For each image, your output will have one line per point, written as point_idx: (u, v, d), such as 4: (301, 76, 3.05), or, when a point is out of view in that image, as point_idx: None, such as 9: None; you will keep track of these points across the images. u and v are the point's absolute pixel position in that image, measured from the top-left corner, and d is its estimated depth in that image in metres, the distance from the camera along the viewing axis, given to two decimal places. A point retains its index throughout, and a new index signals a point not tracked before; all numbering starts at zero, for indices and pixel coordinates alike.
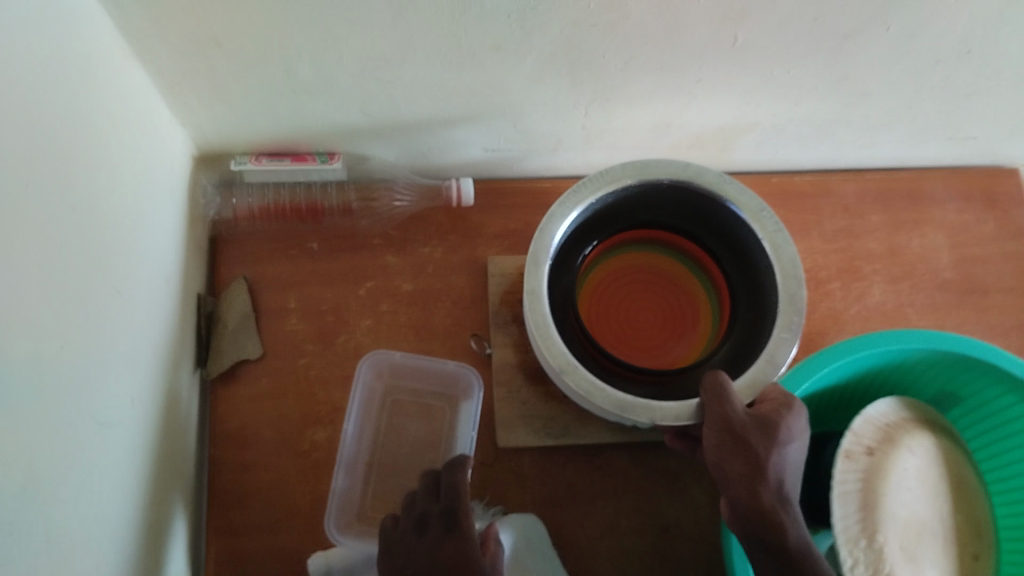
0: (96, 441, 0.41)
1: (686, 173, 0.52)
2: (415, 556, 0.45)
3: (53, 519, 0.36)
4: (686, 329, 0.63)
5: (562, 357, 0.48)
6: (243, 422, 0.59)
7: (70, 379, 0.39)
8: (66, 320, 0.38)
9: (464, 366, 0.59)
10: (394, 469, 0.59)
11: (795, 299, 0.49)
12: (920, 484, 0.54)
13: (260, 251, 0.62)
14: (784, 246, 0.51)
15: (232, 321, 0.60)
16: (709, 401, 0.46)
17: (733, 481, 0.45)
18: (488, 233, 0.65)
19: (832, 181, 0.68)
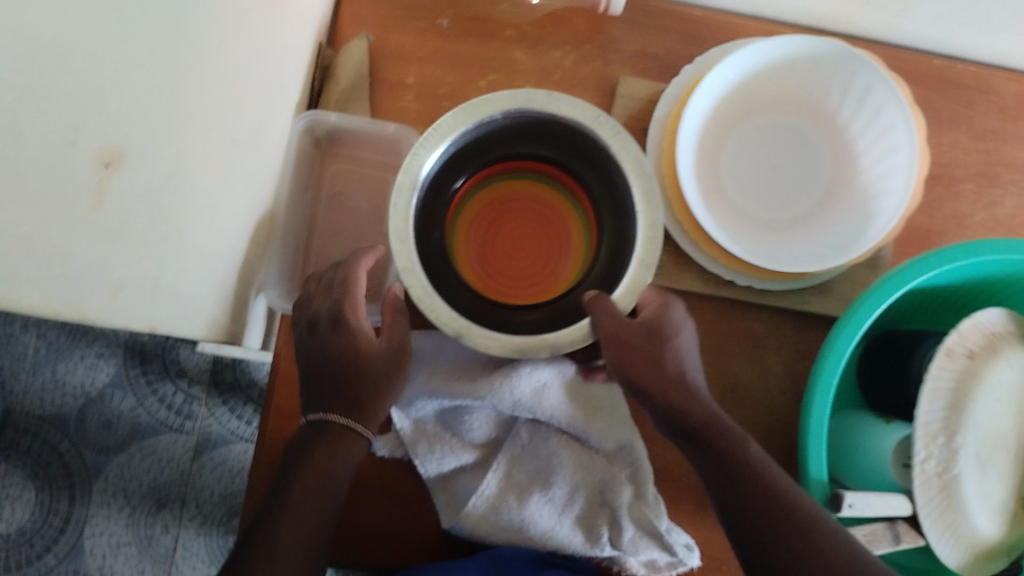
0: (197, 155, 0.40)
1: (518, 103, 0.52)
2: (317, 357, 0.48)
3: (158, 223, 0.38)
4: (564, 246, 0.58)
5: (453, 319, 0.48)
6: (340, 189, 0.58)
7: (175, 73, 0.36)
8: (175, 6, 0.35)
9: (406, 129, 0.56)
10: (338, 235, 0.57)
11: (883, 177, 0.53)
12: (1011, 400, 0.52)
13: (387, 16, 0.59)
14: (628, 147, 0.51)
15: (346, 80, 0.58)
16: (606, 325, 0.44)
17: (642, 389, 0.47)
18: (626, 51, 0.60)
19: (995, 78, 0.61)
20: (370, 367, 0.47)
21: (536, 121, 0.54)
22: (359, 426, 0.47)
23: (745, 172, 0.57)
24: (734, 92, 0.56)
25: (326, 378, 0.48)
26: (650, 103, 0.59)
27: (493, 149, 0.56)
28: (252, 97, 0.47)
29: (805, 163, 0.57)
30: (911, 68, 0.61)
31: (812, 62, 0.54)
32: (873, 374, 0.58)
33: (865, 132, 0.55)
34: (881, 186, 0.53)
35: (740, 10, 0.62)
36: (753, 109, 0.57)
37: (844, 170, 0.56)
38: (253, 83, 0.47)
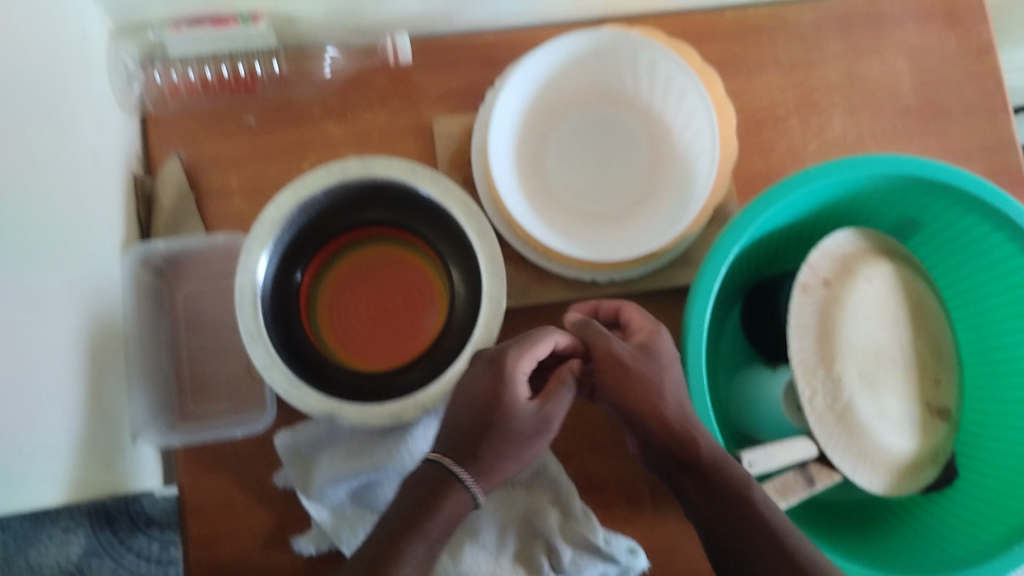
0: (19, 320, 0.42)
1: (333, 177, 0.53)
2: (469, 392, 0.46)
3: None
4: (422, 292, 0.59)
5: (324, 403, 0.51)
6: (197, 308, 0.59)
7: None
8: None
9: (234, 237, 0.58)
10: (204, 353, 0.58)
11: (694, 140, 0.56)
12: (879, 312, 0.53)
13: (194, 130, 0.59)
14: (451, 189, 0.54)
15: (168, 202, 0.58)
16: (594, 340, 0.47)
17: (638, 413, 0.45)
18: (432, 93, 0.61)
19: (788, 10, 0.62)
20: (513, 418, 0.44)
21: (355, 187, 0.55)
22: (467, 477, 0.43)
23: (570, 176, 0.59)
24: (533, 106, 0.58)
25: (457, 424, 0.45)
26: (468, 135, 0.60)
27: (323, 226, 0.57)
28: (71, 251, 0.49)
29: (625, 150, 0.59)
30: (706, 27, 0.62)
31: (592, 56, 0.56)
32: (755, 322, 0.58)
33: (667, 100, 0.57)
34: (696, 147, 0.56)
35: (530, 21, 0.63)
36: (557, 116, 0.59)
37: (665, 144, 0.59)
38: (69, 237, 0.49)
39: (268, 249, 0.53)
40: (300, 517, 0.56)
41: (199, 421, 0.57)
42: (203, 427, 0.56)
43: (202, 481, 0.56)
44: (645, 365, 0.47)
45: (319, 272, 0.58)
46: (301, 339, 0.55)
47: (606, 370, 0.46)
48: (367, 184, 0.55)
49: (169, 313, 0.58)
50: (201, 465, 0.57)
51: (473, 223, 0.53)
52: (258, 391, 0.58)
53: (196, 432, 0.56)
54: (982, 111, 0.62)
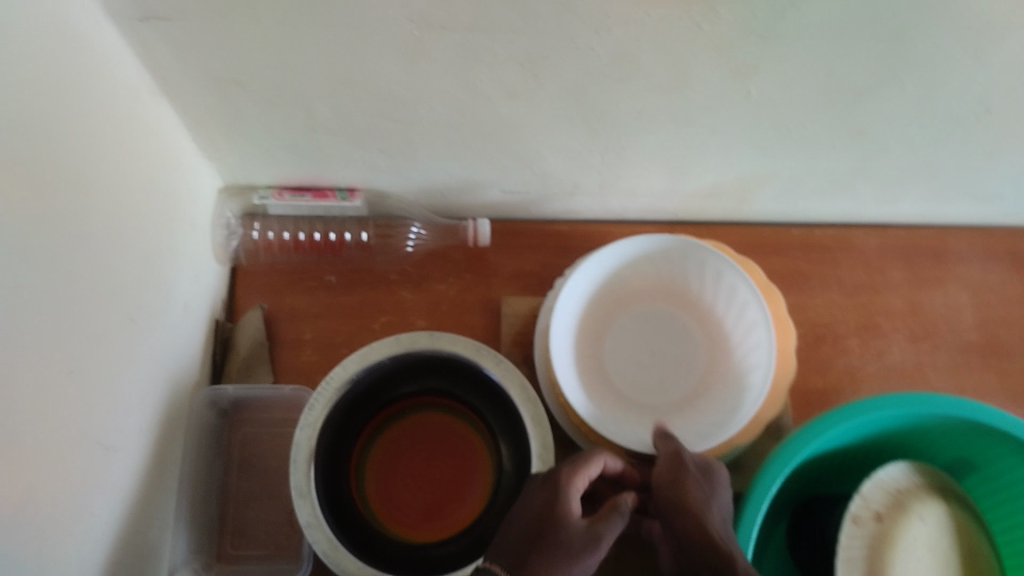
0: (104, 463, 0.45)
1: (402, 346, 0.56)
2: (523, 511, 0.44)
3: (78, 533, 0.42)
4: (470, 467, 0.59)
5: (359, 567, 0.51)
6: (252, 451, 0.60)
7: (83, 402, 0.42)
8: (75, 346, 0.41)
9: (300, 389, 0.59)
10: (250, 499, 0.59)
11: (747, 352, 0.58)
12: (929, 554, 0.52)
13: (279, 282, 0.64)
14: (510, 373, 0.56)
15: (244, 348, 0.61)
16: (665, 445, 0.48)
17: (682, 508, 0.42)
18: (504, 273, 0.64)
19: (854, 235, 0.65)
20: (564, 528, 0.42)
21: (420, 357, 0.58)
22: None
23: (621, 369, 0.60)
24: (593, 296, 0.61)
25: (513, 533, 0.43)
26: (533, 316, 0.63)
27: (383, 390, 0.59)
28: (157, 392, 0.52)
29: (677, 351, 0.61)
30: (772, 242, 0.64)
31: (661, 258, 0.59)
32: (800, 544, 0.57)
33: (728, 311, 0.59)
34: (751, 361, 0.57)
35: (604, 216, 0.66)
36: (615, 310, 0.62)
37: (718, 353, 0.60)
38: (157, 378, 0.52)
39: (330, 406, 0.55)
40: None
41: (233, 566, 0.57)
42: None
43: None
44: (703, 481, 0.46)
45: (369, 437, 0.60)
46: (345, 497, 0.56)
47: (666, 471, 0.45)
48: (432, 357, 0.58)
49: (225, 453, 0.60)
50: None
51: (529, 406, 0.55)
52: (295, 544, 0.58)
53: None
54: None
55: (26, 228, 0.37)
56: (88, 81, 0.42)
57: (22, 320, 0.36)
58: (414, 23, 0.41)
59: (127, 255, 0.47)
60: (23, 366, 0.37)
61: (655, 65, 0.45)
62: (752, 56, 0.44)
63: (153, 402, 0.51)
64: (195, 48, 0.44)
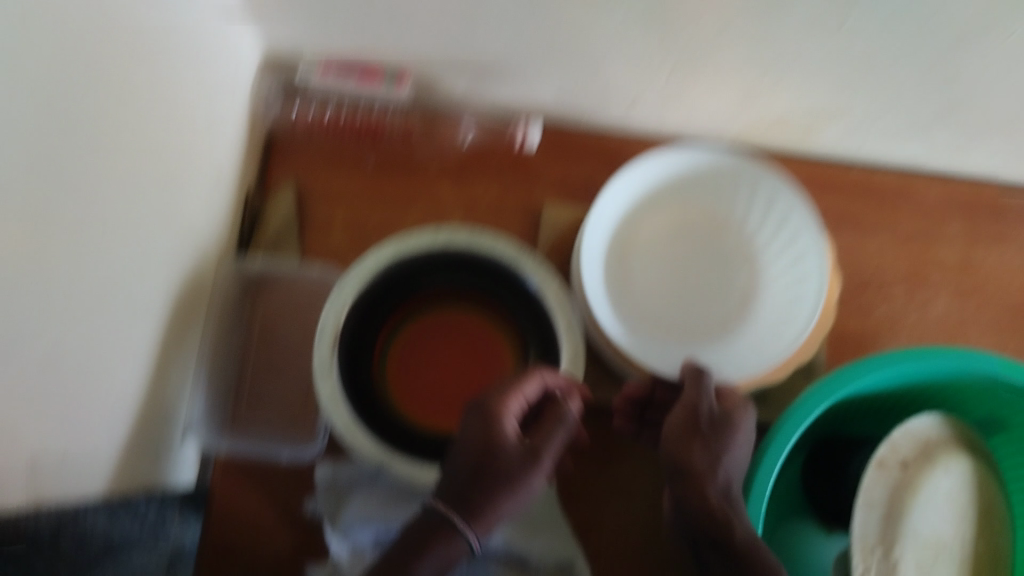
0: (126, 320, 0.43)
1: (440, 240, 0.54)
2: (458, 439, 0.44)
3: (95, 385, 0.41)
4: (496, 366, 0.59)
5: (376, 450, 0.50)
6: (275, 327, 0.59)
7: (112, 254, 0.41)
8: (107, 196, 0.40)
9: None
10: (270, 374, 0.58)
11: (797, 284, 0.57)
12: (948, 506, 0.51)
13: (315, 161, 0.61)
14: (548, 280, 0.54)
15: (275, 224, 0.59)
16: (689, 389, 0.48)
17: (686, 477, 0.43)
18: (547, 179, 0.62)
19: (915, 182, 0.63)
20: (501, 449, 0.41)
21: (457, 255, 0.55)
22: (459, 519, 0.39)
23: (649, 293, 0.60)
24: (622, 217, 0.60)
25: (452, 463, 0.42)
26: (575, 226, 0.61)
27: (415, 284, 0.57)
28: (184, 259, 0.50)
29: (706, 277, 0.60)
30: (828, 180, 0.62)
31: (704, 178, 0.58)
32: (817, 484, 0.56)
33: (780, 243, 0.58)
34: (793, 294, 0.57)
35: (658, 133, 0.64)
36: (642, 238, 0.61)
37: (741, 277, 0.60)
38: (186, 245, 0.50)
39: (360, 290, 0.54)
40: (320, 552, 0.55)
41: (247, 432, 0.56)
42: (251, 444, 0.55)
43: (236, 493, 0.56)
44: (718, 432, 0.46)
45: (390, 331, 0.59)
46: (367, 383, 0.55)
47: (680, 420, 0.46)
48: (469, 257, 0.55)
49: (246, 325, 0.58)
50: (238, 483, 0.56)
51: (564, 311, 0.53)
52: (310, 423, 0.57)
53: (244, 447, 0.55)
54: None
55: (67, 63, 0.34)
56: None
57: (53, 159, 0.34)
58: None
59: (168, 111, 0.45)
60: (48, 211, 0.35)
61: None
62: None
63: (180, 268, 0.50)
64: None
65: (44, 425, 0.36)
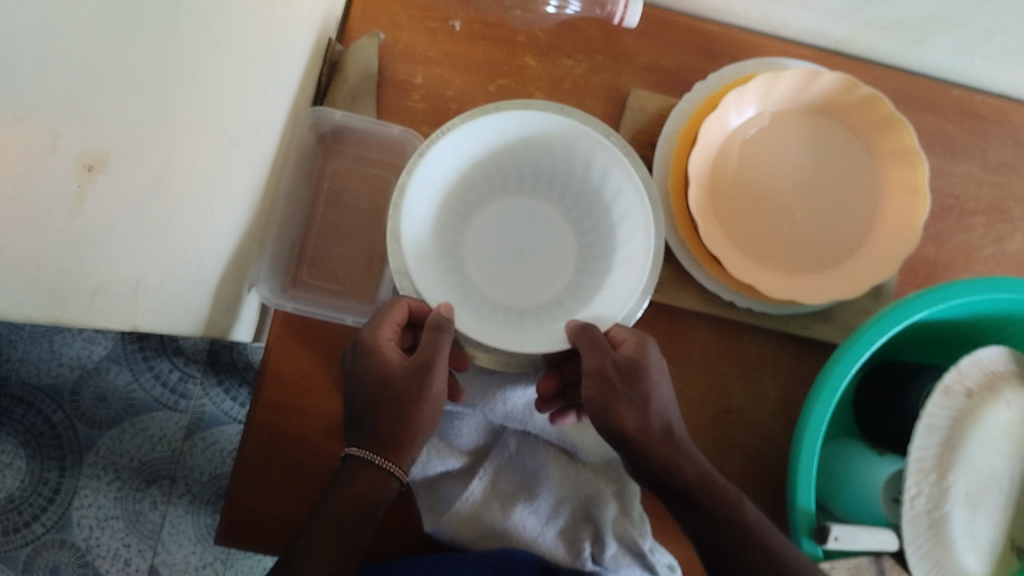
0: (226, 153, 0.42)
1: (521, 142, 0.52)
2: (350, 385, 0.47)
3: (190, 213, 0.40)
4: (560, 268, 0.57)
5: None
6: (344, 187, 0.58)
7: (221, 79, 0.39)
8: (222, 16, 0.38)
9: (409, 133, 0.56)
10: (335, 233, 0.57)
11: (902, 204, 0.54)
12: (1006, 440, 0.51)
13: (398, 16, 0.58)
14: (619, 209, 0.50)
15: (354, 77, 0.57)
16: (588, 355, 0.46)
17: (622, 440, 0.46)
18: (637, 63, 0.60)
19: (1013, 111, 0.60)
20: (393, 382, 0.46)
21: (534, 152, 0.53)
22: (392, 466, 0.45)
23: (478, 241, 0.57)
24: (449, 184, 0.53)
25: (357, 414, 0.47)
26: (660, 117, 0.59)
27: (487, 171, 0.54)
28: (271, 99, 0.48)
29: (528, 227, 0.58)
30: (926, 98, 0.60)
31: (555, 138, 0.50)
32: (870, 405, 0.57)
33: (889, 157, 0.55)
34: (626, 222, 0.51)
35: (757, 27, 0.61)
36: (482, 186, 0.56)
37: (584, 218, 0.56)
38: (273, 84, 0.48)
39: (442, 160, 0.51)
40: None
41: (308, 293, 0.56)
42: (313, 302, 0.55)
43: (295, 353, 0.54)
44: (634, 387, 0.46)
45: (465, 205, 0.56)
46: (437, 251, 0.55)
47: (594, 389, 0.46)
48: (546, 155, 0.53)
49: (316, 181, 0.57)
50: (299, 340, 0.54)
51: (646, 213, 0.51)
52: (371, 288, 0.57)
53: (305, 304, 0.54)
54: None
55: None
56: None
57: None
58: None
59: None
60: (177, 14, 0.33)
61: None
62: None
63: (267, 107, 0.48)
64: None
65: (142, 245, 0.36)
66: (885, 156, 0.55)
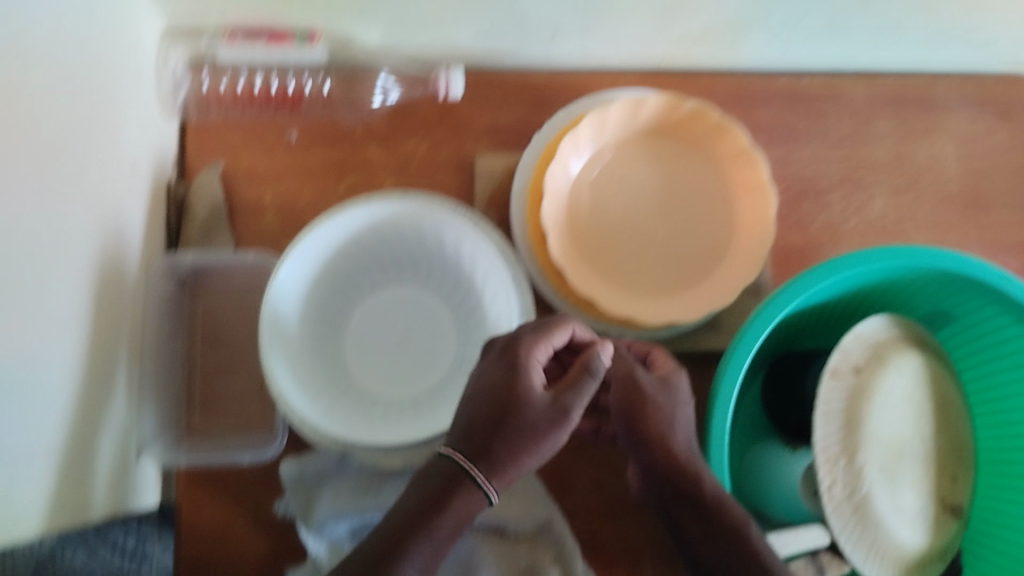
0: (49, 333, 0.40)
1: (362, 239, 0.55)
2: (481, 383, 0.42)
3: (26, 411, 0.38)
4: (444, 352, 0.56)
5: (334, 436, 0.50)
6: (219, 321, 0.57)
7: (30, 265, 0.38)
8: (20, 208, 0.37)
9: (264, 256, 0.57)
10: (221, 371, 0.57)
11: (752, 201, 0.55)
12: (904, 404, 0.53)
13: (233, 141, 0.59)
14: (476, 258, 0.54)
15: (201, 214, 0.57)
16: (618, 363, 0.47)
17: (646, 443, 0.46)
18: (477, 128, 0.61)
19: (843, 84, 0.62)
20: (528, 408, 0.40)
21: (378, 247, 0.56)
22: (479, 473, 0.39)
23: (362, 347, 0.56)
24: (306, 296, 0.54)
25: (476, 415, 0.40)
26: (510, 175, 0.60)
27: (340, 282, 0.56)
28: (98, 261, 0.47)
29: (408, 311, 0.57)
30: (758, 93, 0.61)
31: (393, 222, 0.54)
32: (776, 397, 0.57)
33: (729, 159, 0.56)
34: (490, 289, 0.54)
35: (583, 66, 0.62)
36: (346, 302, 0.56)
37: (456, 289, 0.57)
38: (97, 246, 0.46)
39: (295, 274, 0.52)
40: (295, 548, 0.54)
41: (204, 440, 0.55)
42: (211, 447, 0.54)
43: (199, 506, 0.53)
44: (665, 400, 0.47)
45: (334, 321, 0.56)
46: (320, 364, 0.54)
47: (622, 395, 0.47)
48: (389, 244, 0.56)
49: (188, 326, 0.57)
50: (204, 489, 0.54)
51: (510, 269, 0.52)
52: (269, 414, 0.56)
53: (203, 452, 0.54)
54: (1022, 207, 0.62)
55: None
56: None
57: None
58: None
59: (67, 99, 0.42)
60: None
61: None
62: None
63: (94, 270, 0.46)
64: None
65: None
66: (726, 159, 0.57)
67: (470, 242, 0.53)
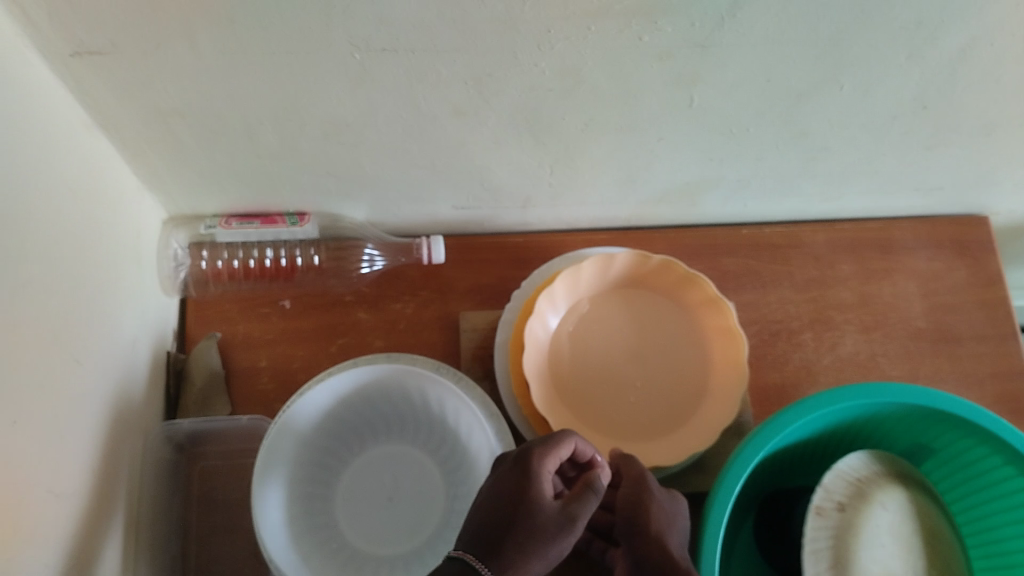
0: (54, 513, 0.42)
1: (349, 400, 0.57)
2: (493, 491, 0.42)
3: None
4: (433, 506, 0.57)
5: None
6: (214, 485, 0.58)
7: (35, 449, 0.40)
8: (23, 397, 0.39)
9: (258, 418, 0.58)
10: (213, 534, 0.57)
11: (725, 346, 0.58)
12: (892, 539, 0.53)
13: (231, 311, 0.62)
14: (461, 412, 0.56)
15: (200, 379, 0.59)
16: (626, 466, 0.49)
17: (642, 535, 0.45)
18: (460, 288, 0.64)
19: (803, 232, 0.66)
20: (538, 514, 0.40)
21: (365, 406, 0.58)
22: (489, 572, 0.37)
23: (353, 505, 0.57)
24: (298, 458, 0.55)
25: (488, 521, 0.40)
26: (493, 330, 0.63)
27: (331, 441, 0.57)
28: (104, 438, 0.49)
29: (396, 466, 0.59)
30: (723, 244, 0.66)
31: (379, 382, 0.56)
32: (769, 538, 0.57)
33: (700, 306, 0.60)
34: (475, 441, 0.55)
35: (557, 228, 0.67)
36: (335, 461, 0.58)
37: (443, 444, 0.58)
38: (104, 424, 0.49)
39: (288, 437, 0.53)
40: None
41: None
42: None
43: None
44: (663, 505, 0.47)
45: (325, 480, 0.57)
46: (311, 524, 0.55)
47: (628, 492, 0.48)
48: (376, 403, 0.58)
49: (184, 489, 0.58)
50: None
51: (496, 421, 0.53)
52: (264, 573, 0.57)
53: None
54: (990, 338, 0.65)
55: None
56: (24, 103, 0.39)
57: None
58: (355, 46, 0.41)
59: (78, 292, 0.45)
60: None
61: (596, 76, 0.45)
62: (694, 64, 0.44)
63: (101, 448, 0.48)
64: (130, 75, 0.42)
65: None
66: (698, 306, 0.60)
67: (454, 398, 0.55)
